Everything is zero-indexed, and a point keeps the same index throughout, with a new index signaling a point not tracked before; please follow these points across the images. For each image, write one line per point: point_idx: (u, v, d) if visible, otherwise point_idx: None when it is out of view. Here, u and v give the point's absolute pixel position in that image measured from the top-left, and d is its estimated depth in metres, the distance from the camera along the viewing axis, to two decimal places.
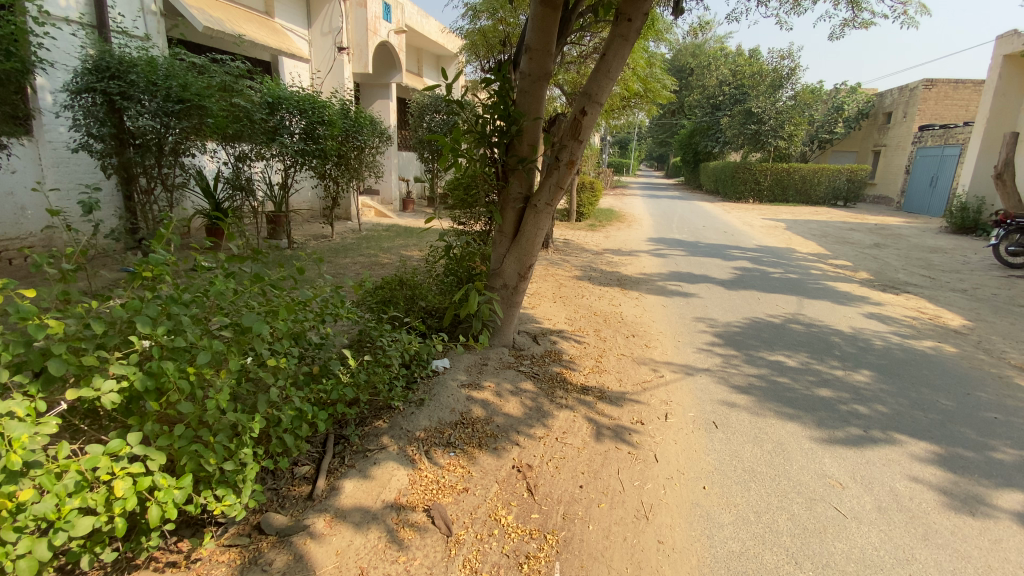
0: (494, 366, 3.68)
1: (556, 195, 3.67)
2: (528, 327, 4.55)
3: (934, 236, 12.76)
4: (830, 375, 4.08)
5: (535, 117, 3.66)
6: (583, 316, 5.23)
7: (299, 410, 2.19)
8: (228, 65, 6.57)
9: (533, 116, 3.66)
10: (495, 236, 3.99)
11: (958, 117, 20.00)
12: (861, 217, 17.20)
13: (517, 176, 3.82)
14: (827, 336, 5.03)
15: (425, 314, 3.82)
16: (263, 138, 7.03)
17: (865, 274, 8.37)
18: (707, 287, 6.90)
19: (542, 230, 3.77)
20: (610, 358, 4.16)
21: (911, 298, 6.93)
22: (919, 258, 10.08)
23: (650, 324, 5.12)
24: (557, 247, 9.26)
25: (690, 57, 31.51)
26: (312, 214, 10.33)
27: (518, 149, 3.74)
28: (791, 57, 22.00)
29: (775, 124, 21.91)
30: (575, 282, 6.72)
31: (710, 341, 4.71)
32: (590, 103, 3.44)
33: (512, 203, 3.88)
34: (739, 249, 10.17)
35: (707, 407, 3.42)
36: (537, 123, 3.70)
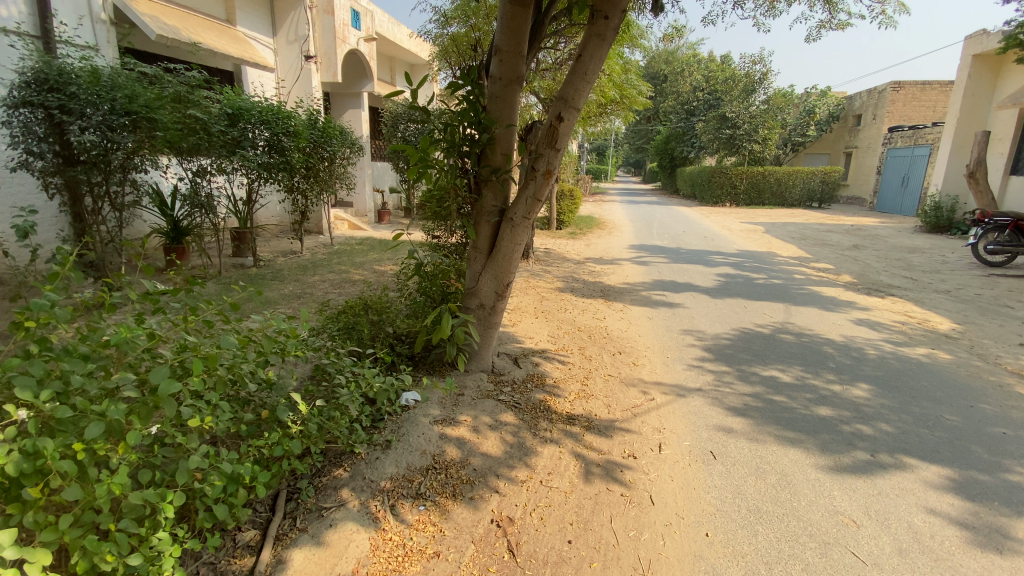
0: (471, 396, 3.36)
1: (534, 208, 3.38)
2: (508, 348, 4.24)
3: (910, 236, 12.86)
4: (827, 390, 3.86)
5: (508, 124, 3.36)
6: (567, 333, 4.93)
7: (233, 474, 1.87)
8: (182, 73, 6.16)
9: (505, 123, 3.36)
10: (470, 253, 3.69)
11: (925, 118, 20.41)
12: (837, 218, 17.38)
13: (491, 187, 3.53)
14: (819, 346, 4.83)
15: (395, 341, 3.49)
16: (222, 151, 6.61)
17: (848, 278, 8.28)
18: (692, 296, 6.69)
19: (521, 245, 3.48)
20: (597, 380, 3.87)
21: (897, 301, 6.82)
22: (898, 259, 10.08)
23: (636, 339, 4.86)
24: (537, 257, 8.99)
25: (663, 63, 31.80)
26: (281, 229, 9.88)
27: (492, 158, 3.44)
28: (763, 62, 22.25)
29: (749, 128, 22.10)
30: (556, 295, 6.44)
31: (700, 357, 4.46)
32: (567, 108, 3.16)
33: (487, 217, 3.58)
34: (721, 254, 10.03)
35: (703, 435, 3.15)
36: (511, 130, 3.40)
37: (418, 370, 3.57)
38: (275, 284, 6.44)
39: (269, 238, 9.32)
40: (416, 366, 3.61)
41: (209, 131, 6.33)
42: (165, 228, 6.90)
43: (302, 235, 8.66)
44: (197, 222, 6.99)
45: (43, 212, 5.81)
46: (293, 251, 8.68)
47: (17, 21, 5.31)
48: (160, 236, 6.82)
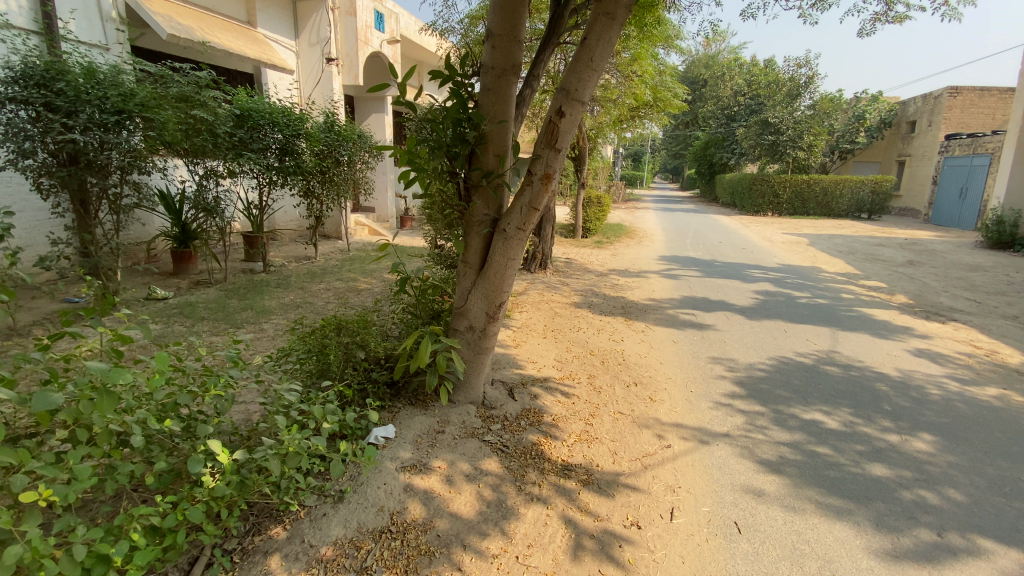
0: (452, 435, 2.90)
1: (530, 216, 2.91)
2: (505, 376, 3.75)
3: (972, 252, 11.71)
4: (883, 443, 3.20)
5: (501, 120, 2.92)
6: (576, 357, 4.40)
7: (99, 553, 1.49)
8: (189, 73, 6.02)
9: (497, 119, 2.91)
10: (460, 267, 3.24)
11: (985, 125, 18.80)
12: (888, 231, 16.17)
13: (481, 194, 3.06)
14: (870, 384, 4.14)
15: (371, 365, 3.07)
16: (228, 153, 6.43)
17: (902, 299, 7.43)
18: (724, 316, 6.05)
19: (514, 261, 3.02)
20: (604, 419, 3.34)
21: (961, 328, 5.97)
22: (959, 278, 9.09)
23: (656, 367, 4.29)
24: (557, 269, 8.48)
25: (704, 68, 30.89)
26: (296, 235, 9.71)
27: (484, 161, 2.99)
28: (809, 65, 21.12)
29: (793, 134, 21.00)
30: (572, 312, 5.91)
31: (729, 393, 3.86)
32: (569, 101, 2.70)
33: (477, 227, 3.12)
34: (759, 268, 9.29)
35: (726, 499, 2.59)
36: (505, 127, 2.94)
37: (397, 399, 3.16)
38: (277, 292, 6.20)
39: (282, 243, 9.16)
40: (397, 395, 3.19)
41: (214, 133, 6.17)
42: (173, 232, 6.79)
43: (314, 241, 8.40)
44: (206, 225, 6.80)
45: (37, 214, 5.75)
46: (305, 257, 8.45)
47: (14, 14, 5.30)
48: (168, 240, 6.75)
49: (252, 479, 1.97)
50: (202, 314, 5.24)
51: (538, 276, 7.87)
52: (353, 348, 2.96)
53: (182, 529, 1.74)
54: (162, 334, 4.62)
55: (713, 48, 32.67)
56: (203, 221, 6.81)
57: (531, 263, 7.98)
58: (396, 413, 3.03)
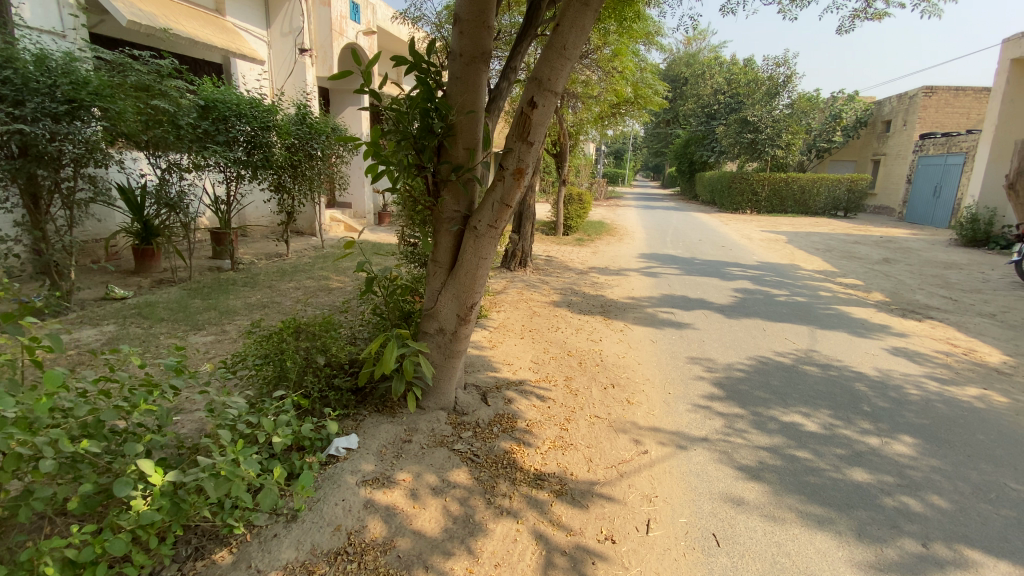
0: (420, 445, 2.76)
1: (503, 213, 2.76)
2: (479, 379, 3.60)
3: (945, 250, 11.92)
4: (863, 447, 3.16)
5: (471, 110, 2.76)
6: (554, 359, 4.26)
7: None
8: (148, 61, 5.74)
9: (466, 109, 2.75)
10: (430, 266, 3.08)
11: (958, 125, 19.21)
12: (864, 229, 16.41)
13: (451, 190, 2.90)
14: (850, 384, 4.10)
15: (334, 370, 2.90)
16: (192, 145, 6.14)
17: (879, 296, 7.49)
18: (704, 314, 5.99)
19: (486, 260, 2.87)
20: (580, 424, 3.20)
21: (936, 326, 6.02)
22: (933, 275, 9.22)
23: (635, 368, 4.18)
24: (537, 267, 8.34)
25: (684, 66, 31.00)
26: (267, 232, 9.40)
27: (454, 154, 2.83)
28: (787, 64, 21.32)
29: (772, 132, 21.21)
30: (550, 311, 5.78)
31: (708, 394, 3.77)
32: (541, 91, 2.55)
33: (447, 224, 2.96)
34: (739, 266, 9.29)
35: (705, 509, 2.49)
36: (474, 118, 2.79)
37: (362, 408, 3.00)
38: (244, 291, 5.96)
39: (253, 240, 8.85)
40: (363, 402, 3.05)
41: (176, 125, 5.89)
42: (134, 228, 6.48)
43: (286, 238, 8.10)
44: (170, 220, 6.47)
45: None
46: (277, 255, 8.15)
47: None
48: (130, 236, 6.45)
49: (190, 503, 1.81)
50: (162, 315, 4.97)
51: (517, 274, 7.72)
52: (312, 353, 2.79)
53: (102, 562, 1.60)
54: (117, 337, 4.37)
55: (693, 47, 32.86)
56: (167, 217, 6.51)
57: (510, 260, 7.82)
58: (361, 421, 2.87)
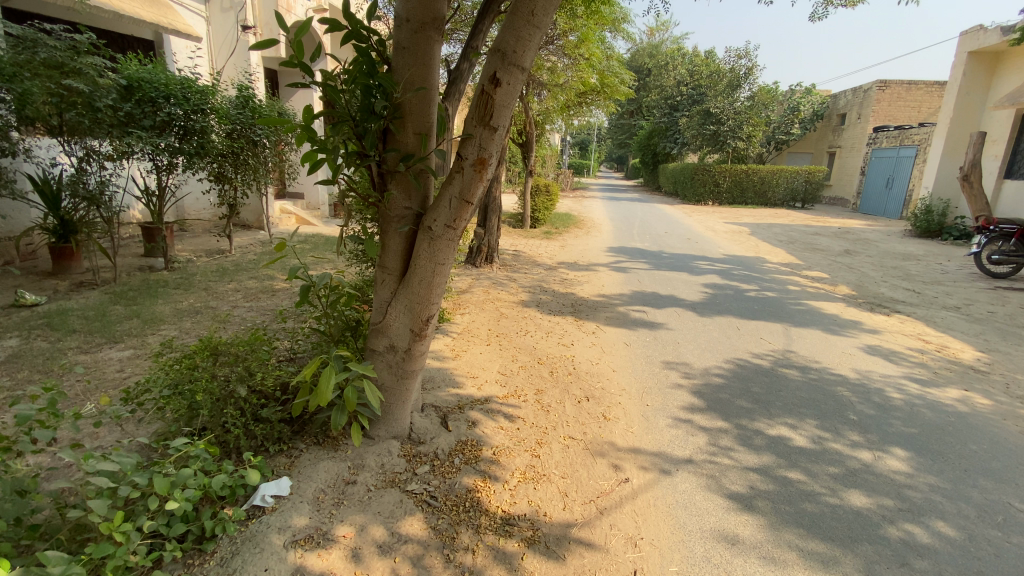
0: (366, 487, 2.38)
1: (463, 211, 2.34)
2: (438, 398, 3.18)
3: (901, 241, 12.18)
4: (856, 463, 2.93)
5: (421, 87, 2.32)
6: (523, 368, 3.89)
7: None
8: (60, 34, 4.99)
9: (416, 86, 2.31)
10: (377, 273, 2.62)
11: (910, 119, 19.81)
12: (822, 220, 16.74)
13: (400, 183, 2.45)
14: (832, 389, 3.90)
15: (264, 401, 2.48)
16: (113, 130, 5.40)
17: (846, 290, 7.45)
18: (677, 312, 5.74)
19: (443, 266, 2.45)
20: (553, 448, 2.84)
21: (906, 321, 5.96)
22: (895, 267, 9.32)
23: (610, 377, 3.85)
24: (503, 262, 7.93)
25: (647, 57, 30.96)
26: (210, 226, 8.62)
27: (403, 140, 2.39)
28: (749, 56, 21.46)
29: (733, 124, 21.38)
30: (518, 312, 5.39)
31: (687, 406, 3.47)
32: (505, 66, 2.14)
33: (396, 224, 2.51)
34: (707, 259, 9.14)
35: (697, 553, 2.17)
36: (426, 97, 2.35)
37: (298, 441, 2.60)
38: (176, 295, 5.33)
39: (193, 235, 8.09)
40: (299, 432, 2.65)
41: (94, 107, 5.12)
42: (50, 226, 5.70)
43: (229, 233, 7.37)
44: (91, 214, 5.70)
45: None
46: (221, 252, 7.44)
47: None
48: (44, 234, 5.68)
49: None
50: (73, 325, 4.30)
51: (482, 271, 7.29)
52: (232, 383, 2.36)
53: None
54: (17, 353, 3.69)
55: (656, 38, 32.96)
56: (87, 211, 5.68)
57: (475, 256, 7.39)
58: (295, 458, 2.49)
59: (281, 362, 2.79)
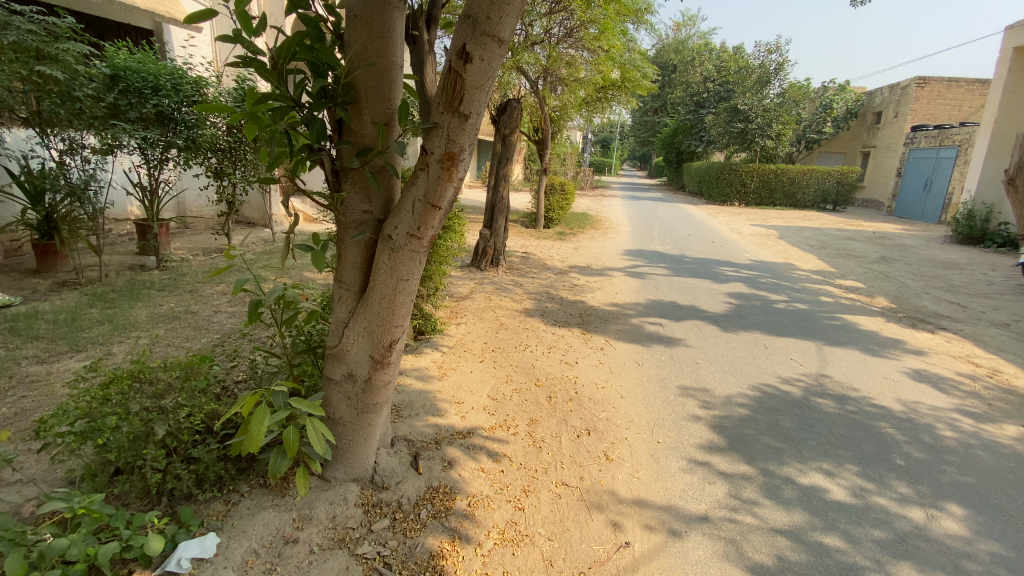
0: (309, 548, 1.99)
1: (430, 216, 1.92)
2: (413, 430, 2.76)
3: (942, 248, 11.35)
4: (905, 525, 2.41)
5: (376, 63, 1.90)
6: (517, 392, 3.43)
7: None
8: (36, 17, 4.73)
9: (370, 62, 1.90)
10: (333, 289, 2.21)
11: (951, 118, 18.70)
12: (855, 224, 15.87)
13: (357, 181, 2.02)
14: (873, 425, 3.35)
15: (196, 439, 2.14)
16: (94, 122, 5.14)
17: (883, 302, 6.81)
18: (695, 326, 5.23)
19: (407, 282, 2.04)
20: (541, 498, 2.40)
21: (953, 340, 5.31)
22: (936, 276, 8.58)
23: (616, 405, 3.39)
24: (511, 266, 7.49)
25: (673, 53, 30.05)
26: (212, 224, 8.38)
27: (359, 130, 1.97)
28: (779, 51, 20.54)
29: (762, 122, 20.53)
30: (521, 323, 4.94)
31: (704, 444, 2.98)
32: (476, 36, 1.72)
33: (351, 232, 2.08)
34: (731, 265, 8.56)
35: None
36: (384, 76, 1.93)
37: (241, 482, 2.26)
38: (158, 297, 5.07)
39: (193, 232, 7.86)
40: (244, 471, 2.31)
41: (72, 96, 4.94)
42: (34, 222, 5.54)
43: (227, 231, 7.06)
44: (75, 210, 5.48)
45: None
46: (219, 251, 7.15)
47: None
48: (28, 231, 5.52)
49: None
50: (38, 329, 4.05)
51: (489, 275, 6.86)
52: (151, 422, 2.01)
53: None
54: None
55: (682, 33, 32.06)
56: (71, 207, 5.48)
57: (481, 259, 6.96)
58: (234, 505, 2.14)
59: (222, 394, 2.44)
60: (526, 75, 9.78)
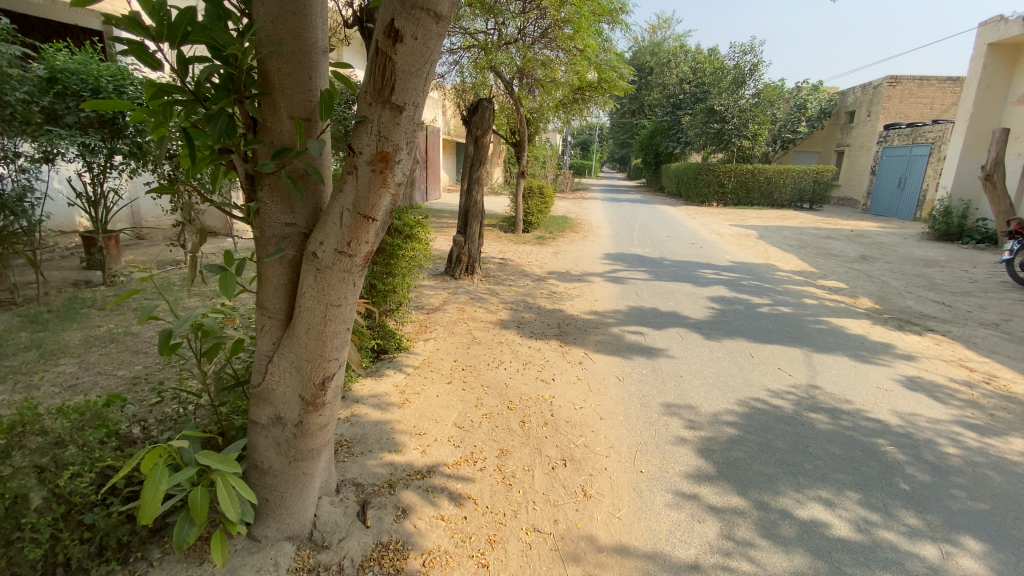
0: None
1: (362, 229, 1.59)
2: (364, 470, 2.43)
3: (920, 245, 11.36)
4: (919, 565, 2.17)
5: (285, 43, 1.57)
6: (487, 417, 3.09)
7: None
8: None
9: (277, 42, 1.57)
10: (254, 316, 1.87)
11: (922, 116, 18.95)
12: (832, 222, 15.93)
13: (274, 188, 1.69)
14: (872, 443, 3.11)
15: (91, 502, 1.85)
16: (28, 127, 4.68)
17: (867, 303, 6.67)
18: (678, 334, 4.98)
19: (339, 308, 1.71)
20: (509, 550, 2.09)
21: (942, 343, 5.16)
22: (916, 275, 8.52)
23: (596, 428, 3.08)
24: (486, 273, 7.17)
25: (649, 55, 30.14)
26: (169, 235, 7.88)
27: (274, 127, 1.64)
28: (754, 52, 20.63)
29: (738, 122, 20.56)
30: (494, 336, 4.61)
31: (692, 472, 2.71)
32: (406, 10, 1.41)
33: (270, 248, 1.75)
34: (712, 268, 8.37)
35: None
36: (298, 61, 1.61)
37: (153, 548, 1.95)
38: (94, 318, 4.62)
39: (147, 244, 7.39)
40: (158, 532, 2.00)
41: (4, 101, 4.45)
42: None
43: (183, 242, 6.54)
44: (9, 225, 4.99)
45: None
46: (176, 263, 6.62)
47: None
48: None
49: None
50: None
51: (463, 283, 6.52)
52: (25, 486, 1.72)
53: None
54: None
55: (658, 35, 32.20)
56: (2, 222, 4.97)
57: (454, 267, 6.63)
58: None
59: (127, 444, 2.14)
60: (500, 77, 9.46)
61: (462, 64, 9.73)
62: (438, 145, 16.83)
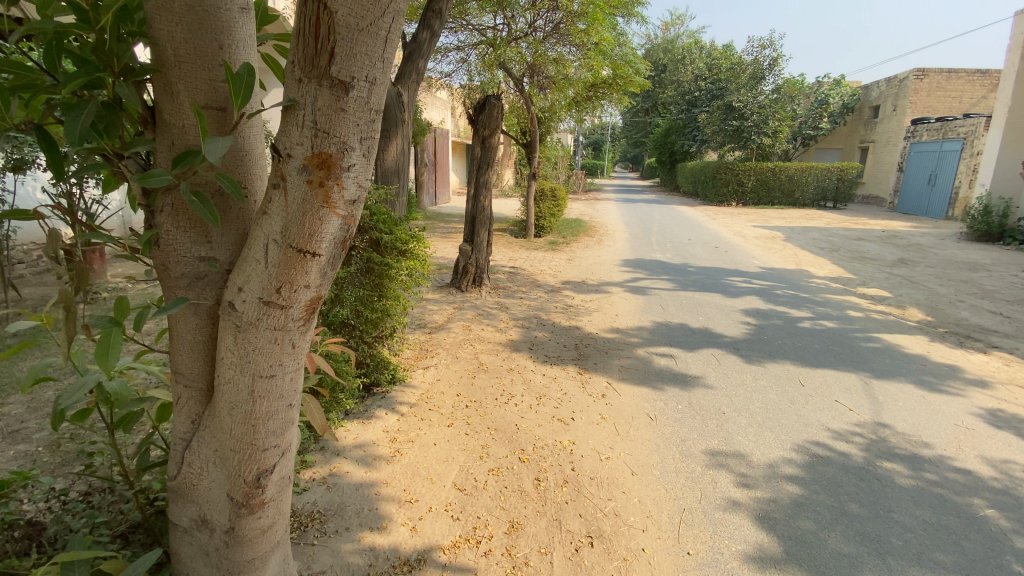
0: None
1: (298, 268, 1.06)
2: (337, 563, 1.91)
3: (960, 247, 10.58)
4: None
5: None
6: (495, 474, 2.55)
7: None
8: None
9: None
10: (168, 384, 1.36)
11: (952, 109, 17.96)
12: (860, 222, 15.12)
13: (179, 210, 1.17)
14: (967, 505, 2.51)
15: None
16: None
17: (917, 315, 6.00)
18: (713, 357, 4.39)
19: (274, 377, 1.18)
20: None
21: (1014, 364, 4.49)
22: (964, 281, 7.80)
23: (627, 488, 2.52)
24: (496, 284, 6.62)
25: (663, 53, 29.42)
26: None
27: (172, 121, 1.13)
28: (773, 46, 19.86)
29: (757, 119, 19.81)
30: (504, 362, 4.05)
31: (753, 553, 2.14)
32: None
33: (179, 292, 1.23)
34: (740, 275, 7.73)
35: None
36: (197, 21, 1.10)
37: None
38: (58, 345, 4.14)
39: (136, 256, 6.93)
40: None
41: None
42: None
43: None
44: None
45: None
46: None
47: None
48: None
49: None
50: None
51: (470, 297, 5.98)
52: None
53: None
54: None
55: (671, 33, 31.52)
56: None
57: (461, 278, 6.11)
58: None
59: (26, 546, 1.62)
60: (509, 75, 8.93)
61: (469, 61, 9.22)
62: (447, 146, 16.34)
